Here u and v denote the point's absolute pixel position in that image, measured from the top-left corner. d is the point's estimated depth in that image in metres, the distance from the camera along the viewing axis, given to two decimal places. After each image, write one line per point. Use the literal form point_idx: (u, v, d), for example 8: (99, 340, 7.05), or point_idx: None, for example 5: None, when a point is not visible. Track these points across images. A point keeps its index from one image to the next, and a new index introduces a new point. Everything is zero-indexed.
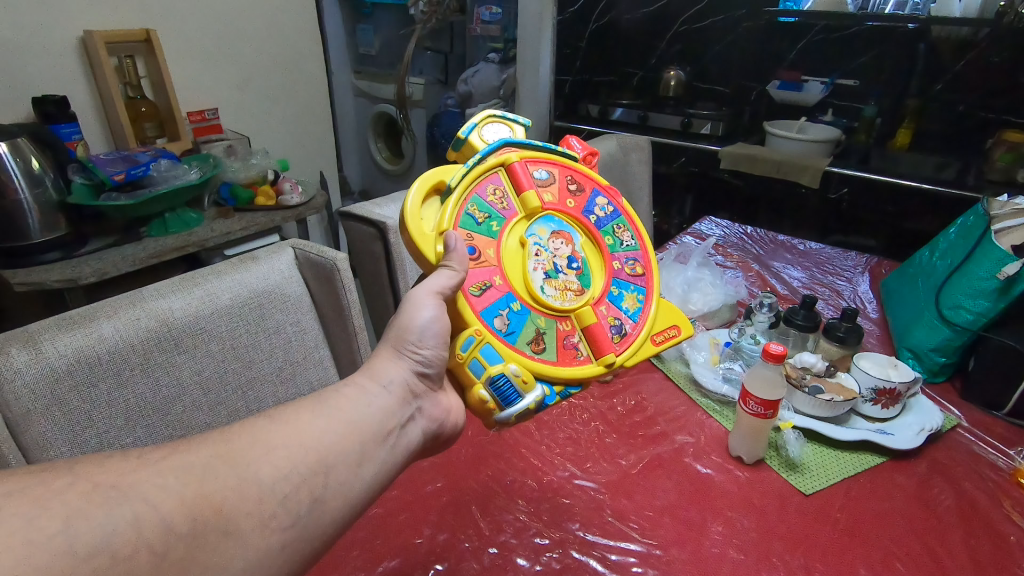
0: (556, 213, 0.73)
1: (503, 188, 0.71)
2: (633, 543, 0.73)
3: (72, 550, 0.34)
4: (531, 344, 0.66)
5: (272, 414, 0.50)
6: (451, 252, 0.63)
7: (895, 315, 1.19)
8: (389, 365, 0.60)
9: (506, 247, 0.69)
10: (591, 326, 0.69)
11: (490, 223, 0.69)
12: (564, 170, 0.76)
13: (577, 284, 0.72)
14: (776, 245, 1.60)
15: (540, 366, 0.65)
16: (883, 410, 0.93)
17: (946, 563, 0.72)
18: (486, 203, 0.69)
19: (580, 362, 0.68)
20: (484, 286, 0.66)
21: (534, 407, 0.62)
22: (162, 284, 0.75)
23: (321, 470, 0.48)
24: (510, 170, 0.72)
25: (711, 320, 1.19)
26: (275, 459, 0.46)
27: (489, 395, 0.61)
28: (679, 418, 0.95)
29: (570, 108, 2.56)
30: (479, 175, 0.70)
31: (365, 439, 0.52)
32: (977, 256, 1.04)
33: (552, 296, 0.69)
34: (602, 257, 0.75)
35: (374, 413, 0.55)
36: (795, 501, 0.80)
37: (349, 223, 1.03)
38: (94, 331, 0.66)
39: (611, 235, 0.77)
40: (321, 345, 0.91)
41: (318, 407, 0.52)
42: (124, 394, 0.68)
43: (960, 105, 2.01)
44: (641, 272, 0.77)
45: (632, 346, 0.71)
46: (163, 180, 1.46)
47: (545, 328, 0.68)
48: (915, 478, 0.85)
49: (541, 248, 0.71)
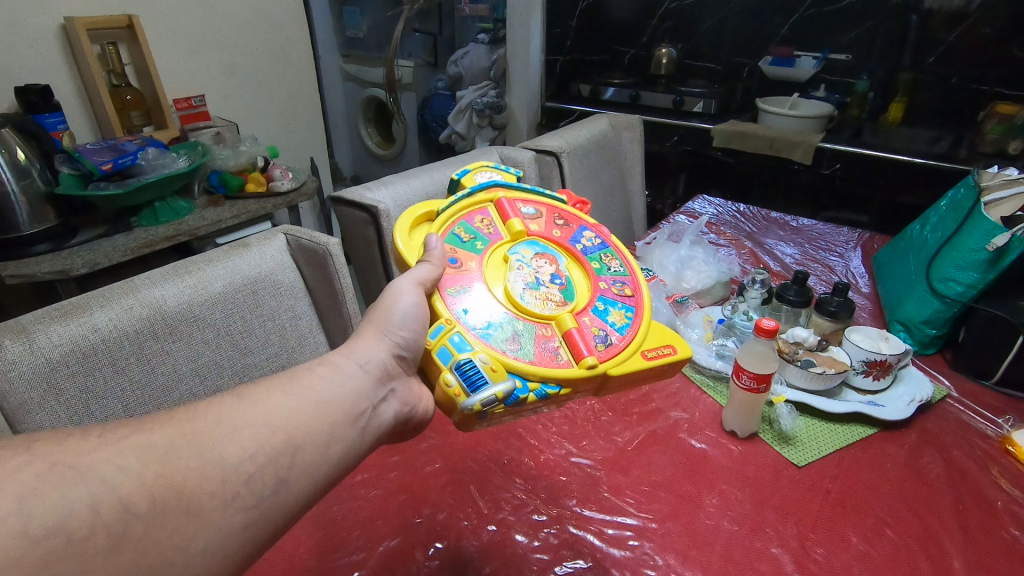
0: (541, 239, 0.76)
1: (490, 218, 0.77)
2: (629, 518, 0.74)
3: (26, 531, 0.34)
4: (506, 341, 0.63)
5: (242, 392, 0.50)
6: (430, 251, 0.68)
7: (886, 289, 1.20)
8: (369, 346, 0.61)
9: (487, 260, 0.71)
10: (572, 332, 0.65)
11: (475, 242, 0.73)
12: (551, 211, 0.81)
13: (560, 296, 0.70)
14: (769, 222, 1.60)
15: (514, 363, 0.61)
16: (875, 382, 0.94)
17: (935, 529, 0.74)
18: (473, 228, 0.74)
19: (559, 363, 0.62)
20: (462, 289, 0.67)
21: (503, 397, 0.57)
22: (155, 273, 0.75)
23: (288, 451, 0.48)
24: (497, 205, 0.78)
25: (705, 298, 1.20)
26: (240, 438, 0.46)
27: (454, 381, 0.58)
28: (674, 395, 0.96)
29: (561, 89, 2.53)
30: (467, 208, 0.77)
31: (336, 421, 0.52)
32: (967, 228, 1.04)
33: (531, 301, 0.68)
34: (586, 277, 0.74)
35: (347, 393, 0.55)
36: (788, 473, 0.82)
37: (340, 208, 1.02)
38: (88, 321, 0.66)
39: (598, 261, 0.77)
40: (315, 329, 0.91)
41: (290, 387, 0.52)
42: (120, 382, 0.69)
43: (952, 78, 2.01)
44: (630, 296, 0.74)
45: (617, 358, 0.65)
46: (152, 168, 1.44)
47: (522, 330, 0.65)
48: (905, 447, 0.87)
49: (523, 264, 0.72)
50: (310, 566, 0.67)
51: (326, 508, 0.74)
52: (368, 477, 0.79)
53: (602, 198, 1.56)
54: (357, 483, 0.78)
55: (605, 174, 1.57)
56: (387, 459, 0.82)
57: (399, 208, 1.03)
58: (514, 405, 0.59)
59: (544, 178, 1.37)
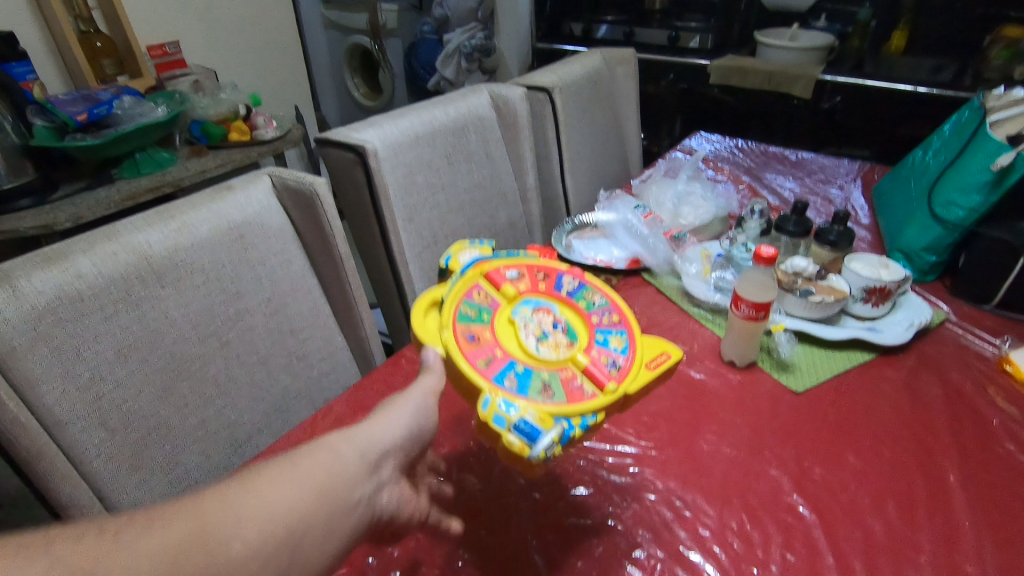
0: (534, 292, 0.68)
1: (481, 288, 0.67)
2: (629, 446, 0.75)
3: None
4: (542, 393, 0.57)
5: (234, 482, 0.42)
6: (428, 363, 0.59)
7: (887, 219, 1.18)
8: (370, 425, 0.52)
9: (491, 321, 0.63)
10: (589, 366, 0.60)
11: (482, 315, 0.64)
12: (528, 261, 0.73)
13: (566, 339, 0.64)
14: (768, 157, 1.56)
15: (554, 407, 0.56)
16: (874, 309, 0.94)
17: (932, 447, 0.75)
18: (473, 302, 0.65)
19: (592, 397, 0.58)
20: (488, 359, 0.59)
21: (560, 440, 0.53)
22: (137, 217, 0.73)
23: (286, 554, 0.41)
24: (486, 273, 0.68)
25: (703, 234, 1.18)
26: (236, 544, 0.39)
27: (514, 438, 0.52)
28: (672, 329, 0.96)
29: (553, 29, 2.44)
30: (460, 286, 0.66)
31: (335, 516, 0.45)
32: (971, 151, 1.01)
33: (544, 352, 0.62)
34: (579, 316, 0.68)
35: (348, 483, 0.47)
36: (787, 400, 0.82)
37: (326, 151, 0.99)
38: (71, 267, 0.65)
39: (585, 293, 0.70)
40: (308, 273, 0.89)
41: (286, 476, 0.44)
42: (109, 328, 0.67)
43: (958, 2, 1.93)
44: (619, 320, 0.68)
45: (634, 376, 0.60)
46: (129, 118, 1.39)
47: (549, 378, 0.59)
48: (903, 371, 0.87)
49: (527, 319, 0.65)
50: None
51: None
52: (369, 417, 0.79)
53: (596, 137, 1.52)
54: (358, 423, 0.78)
55: (599, 112, 1.53)
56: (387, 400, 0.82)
57: (388, 148, 1.00)
58: (569, 444, 0.55)
59: (537, 116, 1.33)
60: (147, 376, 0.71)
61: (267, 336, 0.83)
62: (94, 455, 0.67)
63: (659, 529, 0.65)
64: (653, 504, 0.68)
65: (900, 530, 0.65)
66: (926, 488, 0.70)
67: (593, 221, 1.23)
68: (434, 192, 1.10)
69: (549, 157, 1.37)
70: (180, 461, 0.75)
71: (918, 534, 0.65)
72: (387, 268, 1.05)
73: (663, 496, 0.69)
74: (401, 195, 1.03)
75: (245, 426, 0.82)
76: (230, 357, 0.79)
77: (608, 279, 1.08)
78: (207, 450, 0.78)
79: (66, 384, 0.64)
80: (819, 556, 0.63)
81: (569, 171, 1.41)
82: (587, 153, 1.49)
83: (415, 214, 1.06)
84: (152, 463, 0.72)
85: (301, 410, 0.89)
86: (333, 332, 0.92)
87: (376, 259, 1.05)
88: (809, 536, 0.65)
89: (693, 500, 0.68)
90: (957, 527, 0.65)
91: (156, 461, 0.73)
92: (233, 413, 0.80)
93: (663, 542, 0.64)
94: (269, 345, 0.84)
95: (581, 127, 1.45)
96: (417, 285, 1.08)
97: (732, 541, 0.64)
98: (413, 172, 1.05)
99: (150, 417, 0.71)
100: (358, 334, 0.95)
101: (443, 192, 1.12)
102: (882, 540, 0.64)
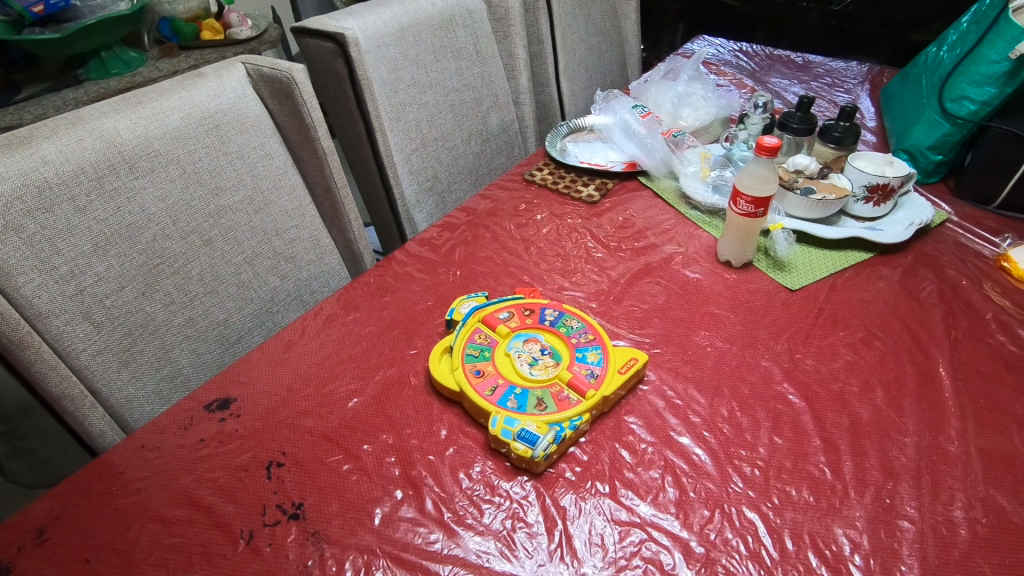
0: (522, 329, 0.72)
1: (479, 331, 0.72)
2: (622, 339, 0.75)
3: None
4: (537, 406, 0.63)
5: None
6: None
7: (893, 121, 1.15)
8: None
9: (492, 358, 0.68)
10: (573, 379, 0.66)
11: (483, 356, 0.69)
12: (518, 304, 0.76)
13: (551, 357, 0.69)
14: (773, 60, 1.49)
15: (548, 416, 0.62)
16: (874, 208, 0.92)
17: (922, 339, 0.75)
18: (476, 346, 0.70)
19: (575, 404, 0.63)
20: (493, 389, 0.65)
21: (555, 442, 0.59)
22: (104, 104, 0.69)
23: None
24: (483, 321, 0.73)
25: (703, 136, 1.15)
26: None
27: (519, 445, 0.58)
28: (668, 231, 0.94)
29: None
30: (462, 336, 0.71)
31: None
32: (990, 40, 0.96)
33: (537, 374, 0.67)
34: (558, 337, 0.72)
35: None
36: (781, 297, 0.81)
37: (304, 41, 0.95)
38: (36, 152, 0.62)
39: (564, 323, 0.73)
40: (290, 170, 0.86)
41: None
42: (84, 219, 0.65)
43: None
44: (595, 335, 0.72)
45: (610, 383, 0.65)
46: (89, 10, 1.31)
47: (541, 394, 0.65)
48: (901, 268, 0.86)
49: (517, 353, 0.69)
50: (307, 394, 0.67)
51: (321, 344, 0.74)
52: (360, 316, 0.78)
53: (593, 35, 1.46)
54: (349, 321, 0.77)
55: (595, 9, 1.45)
56: (378, 300, 0.81)
57: (370, 39, 0.95)
58: (563, 445, 0.61)
59: (529, 9, 1.26)
60: (128, 270, 0.69)
61: (252, 234, 0.82)
62: (82, 348, 0.66)
63: (650, 417, 0.65)
64: (645, 394, 0.68)
65: (887, 414, 0.66)
66: (914, 376, 0.70)
67: (589, 125, 1.19)
68: (421, 90, 1.04)
69: (543, 56, 1.33)
70: (172, 359, 0.75)
71: (904, 417, 0.65)
72: (374, 170, 1.02)
73: (654, 386, 0.69)
74: (386, 92, 0.98)
75: (236, 326, 0.82)
76: (215, 254, 0.78)
77: (603, 182, 1.04)
78: (198, 348, 0.78)
79: (44, 275, 0.62)
80: (807, 438, 0.63)
81: (563, 74, 1.37)
82: (583, 52, 1.43)
83: (401, 113, 1.02)
84: (141, 359, 0.72)
85: (290, 311, 0.89)
86: (320, 233, 0.91)
87: (362, 160, 1.02)
88: (798, 420, 0.65)
89: (684, 390, 0.68)
90: (943, 410, 0.66)
91: (147, 358, 0.72)
92: (221, 312, 0.80)
93: (653, 428, 0.64)
94: (254, 244, 0.82)
95: (577, 25, 1.40)
96: (406, 188, 1.05)
97: (722, 427, 0.64)
98: (399, 67, 1.00)
99: (135, 312, 0.71)
100: (346, 236, 0.96)
101: (431, 90, 1.06)
102: (870, 423, 0.65)
